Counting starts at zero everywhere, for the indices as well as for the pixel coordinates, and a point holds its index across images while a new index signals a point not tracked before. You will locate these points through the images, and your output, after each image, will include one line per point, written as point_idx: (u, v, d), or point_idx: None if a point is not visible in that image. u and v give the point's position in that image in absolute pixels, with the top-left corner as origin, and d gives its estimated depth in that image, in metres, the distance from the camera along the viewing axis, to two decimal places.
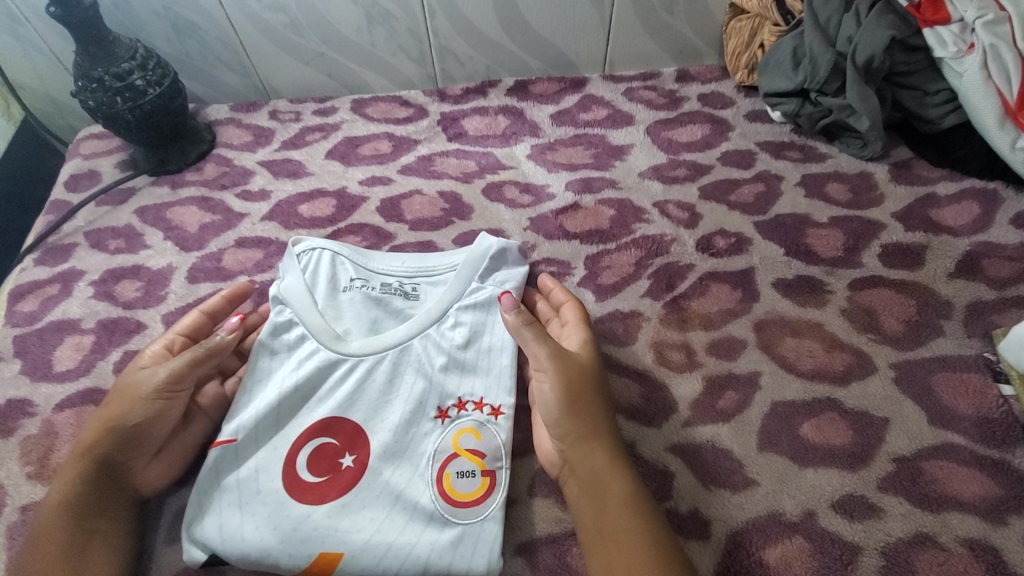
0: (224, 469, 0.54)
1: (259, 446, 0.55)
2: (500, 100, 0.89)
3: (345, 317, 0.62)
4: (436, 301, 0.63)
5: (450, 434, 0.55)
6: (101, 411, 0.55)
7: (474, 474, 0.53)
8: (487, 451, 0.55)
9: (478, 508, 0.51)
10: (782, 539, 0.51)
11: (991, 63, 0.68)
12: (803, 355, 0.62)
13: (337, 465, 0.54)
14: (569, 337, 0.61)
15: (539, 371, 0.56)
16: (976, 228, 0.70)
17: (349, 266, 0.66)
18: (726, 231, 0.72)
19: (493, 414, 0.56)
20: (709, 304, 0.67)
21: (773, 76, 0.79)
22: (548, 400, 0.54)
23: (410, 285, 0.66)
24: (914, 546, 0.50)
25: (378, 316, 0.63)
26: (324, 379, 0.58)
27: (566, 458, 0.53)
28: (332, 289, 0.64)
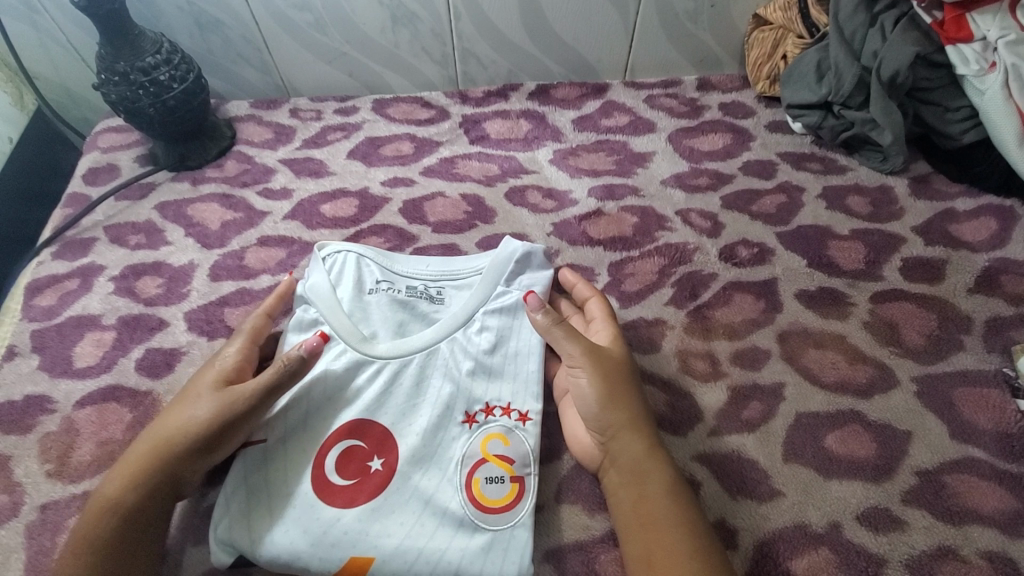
0: (253, 471, 0.54)
1: (288, 447, 0.55)
2: (522, 104, 0.89)
3: (373, 319, 0.62)
4: (463, 305, 0.62)
5: (478, 439, 0.55)
6: (169, 413, 0.55)
7: (503, 480, 0.53)
8: (515, 456, 0.54)
9: (509, 515, 0.51)
10: (808, 550, 0.52)
11: (1012, 82, 0.69)
12: (826, 366, 0.63)
13: (366, 469, 0.54)
14: (598, 332, 0.62)
15: (574, 367, 0.57)
16: (994, 244, 0.71)
17: (373, 269, 0.66)
18: (749, 241, 0.73)
19: (521, 419, 0.56)
20: (732, 313, 0.67)
21: (796, 88, 0.79)
22: (585, 394, 0.55)
23: (435, 288, 0.66)
24: (937, 559, 0.51)
25: (404, 319, 0.63)
26: (351, 381, 0.58)
27: (606, 450, 0.54)
28: (357, 290, 0.64)
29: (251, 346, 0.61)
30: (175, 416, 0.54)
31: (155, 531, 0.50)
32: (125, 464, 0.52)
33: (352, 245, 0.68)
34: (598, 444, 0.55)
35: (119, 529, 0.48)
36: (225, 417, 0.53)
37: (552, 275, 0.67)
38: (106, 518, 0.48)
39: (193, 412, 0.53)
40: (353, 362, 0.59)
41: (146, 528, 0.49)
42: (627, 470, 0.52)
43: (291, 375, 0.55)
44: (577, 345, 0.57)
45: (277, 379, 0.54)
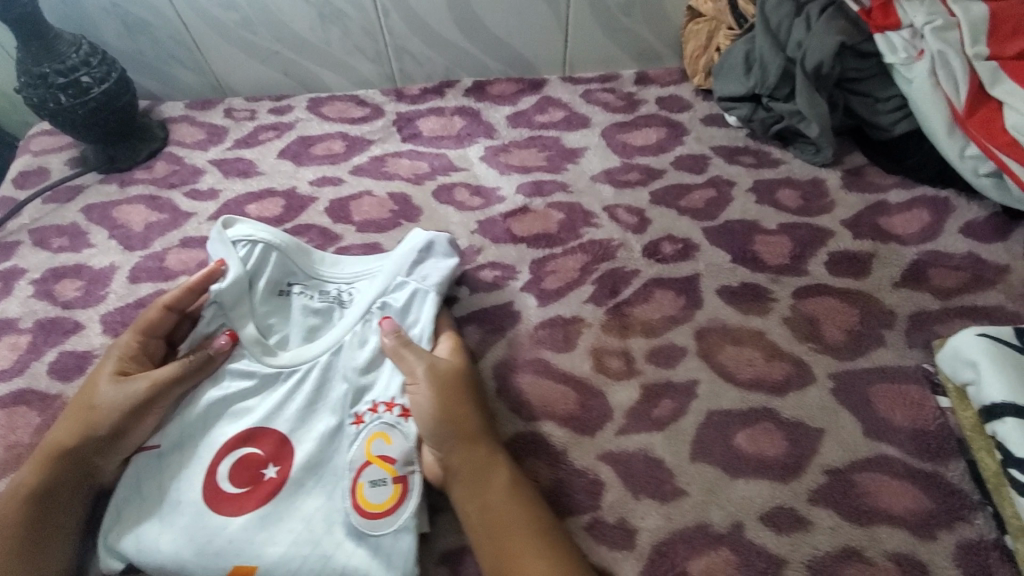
0: (148, 476, 0.54)
1: (183, 453, 0.55)
2: (457, 101, 0.87)
3: (285, 326, 0.62)
4: (366, 297, 0.62)
5: (362, 442, 0.54)
6: (71, 409, 0.56)
7: (385, 483, 0.52)
8: (397, 456, 0.53)
9: (391, 519, 0.50)
10: (708, 550, 0.51)
11: (939, 70, 0.67)
12: (742, 364, 0.62)
13: (259, 476, 0.53)
14: (440, 344, 0.60)
15: (414, 382, 0.55)
16: (924, 237, 0.70)
17: (285, 267, 0.64)
18: (674, 237, 0.71)
19: (403, 415, 0.55)
20: (652, 310, 0.66)
21: (726, 81, 0.78)
22: (422, 408, 0.54)
23: (348, 289, 0.65)
24: (839, 560, 0.50)
25: (315, 323, 0.62)
26: (246, 387, 0.57)
27: (446, 464, 0.52)
28: (268, 291, 0.63)
29: (151, 337, 0.61)
30: (80, 409, 0.55)
31: (70, 519, 0.52)
32: (35, 458, 0.53)
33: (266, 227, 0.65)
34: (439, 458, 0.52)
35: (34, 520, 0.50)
36: (127, 410, 0.54)
37: (456, 262, 0.65)
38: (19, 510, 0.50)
39: (96, 405, 0.55)
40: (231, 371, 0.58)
41: (59, 518, 0.51)
42: (471, 477, 0.50)
43: (199, 362, 0.57)
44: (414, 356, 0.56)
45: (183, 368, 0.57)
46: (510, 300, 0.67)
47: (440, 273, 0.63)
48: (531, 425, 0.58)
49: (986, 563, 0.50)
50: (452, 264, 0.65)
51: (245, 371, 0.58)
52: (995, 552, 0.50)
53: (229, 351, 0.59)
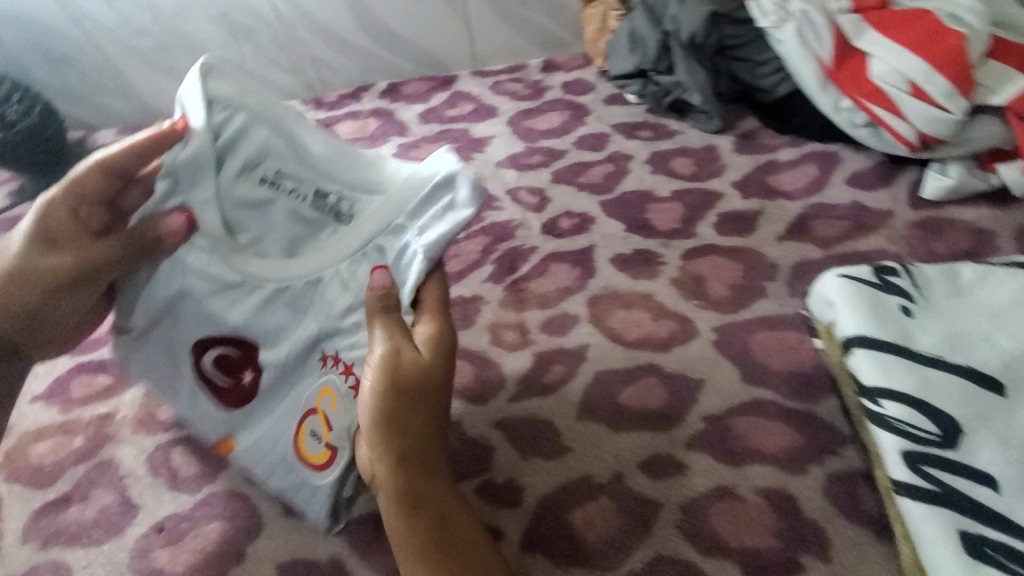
0: (144, 347, 0.60)
1: (150, 344, 0.59)
2: (372, 103, 0.90)
3: (263, 227, 0.56)
4: (377, 225, 0.54)
5: (315, 391, 0.55)
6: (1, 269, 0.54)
7: (321, 441, 0.53)
8: (336, 424, 0.53)
9: (318, 477, 0.53)
10: (588, 500, 0.54)
11: (805, 29, 0.70)
12: (630, 326, 0.65)
13: (237, 379, 0.57)
14: (420, 323, 0.52)
15: (367, 370, 0.49)
16: (810, 191, 0.72)
17: (297, 161, 0.55)
18: (571, 212, 0.75)
19: (354, 386, 0.53)
20: (547, 283, 0.69)
21: (616, 59, 0.82)
22: (365, 400, 0.48)
23: (344, 197, 0.56)
24: (712, 500, 0.53)
25: (298, 235, 0.57)
26: (212, 287, 0.56)
27: (372, 459, 0.46)
28: (242, 176, 0.55)
29: (80, 200, 0.55)
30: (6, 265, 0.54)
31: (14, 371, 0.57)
32: None
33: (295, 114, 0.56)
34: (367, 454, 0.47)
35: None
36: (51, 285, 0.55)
37: (472, 211, 0.52)
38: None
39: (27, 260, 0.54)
40: (200, 270, 0.56)
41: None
42: (397, 488, 0.44)
43: (135, 246, 0.55)
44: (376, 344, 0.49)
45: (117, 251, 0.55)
46: None
47: (439, 234, 0.51)
48: None
49: (852, 492, 0.52)
50: (467, 212, 0.52)
51: (206, 272, 0.56)
52: (861, 481, 0.52)
53: (186, 234, 0.55)
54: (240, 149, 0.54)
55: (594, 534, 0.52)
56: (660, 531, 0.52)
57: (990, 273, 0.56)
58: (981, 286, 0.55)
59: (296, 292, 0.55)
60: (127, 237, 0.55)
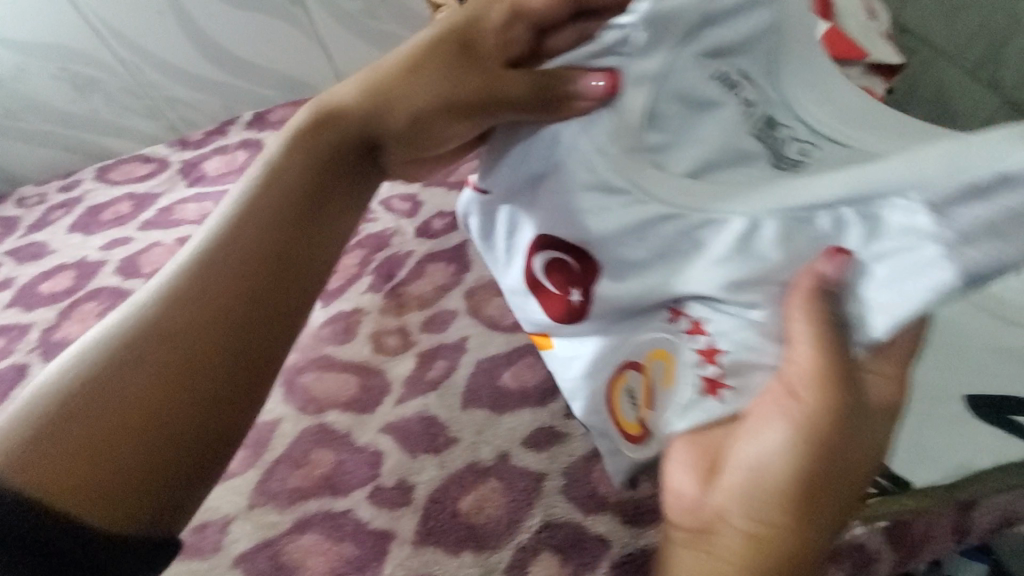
0: (519, 222, 0.51)
1: (541, 194, 0.47)
2: (239, 136, 0.91)
3: (681, 144, 0.44)
4: (861, 176, 0.35)
5: (660, 345, 0.43)
6: (373, 92, 0.48)
7: (637, 407, 0.46)
8: (659, 395, 0.42)
9: (625, 443, 0.47)
10: (477, 485, 0.56)
11: None
12: (506, 311, 0.67)
13: (564, 292, 0.49)
14: (875, 377, 0.35)
15: (784, 427, 0.34)
16: None
17: (803, 81, 0.48)
18: (444, 211, 0.76)
19: (693, 331, 0.40)
20: (424, 284, 0.70)
21: None
22: (774, 440, 0.34)
23: (799, 141, 0.46)
24: (592, 460, 0.56)
25: (705, 156, 0.43)
26: (617, 199, 0.43)
27: (720, 508, 0.35)
28: (710, 74, 0.45)
29: (443, 43, 0.47)
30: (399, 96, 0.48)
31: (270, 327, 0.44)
32: (267, 175, 0.48)
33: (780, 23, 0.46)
34: (732, 518, 0.35)
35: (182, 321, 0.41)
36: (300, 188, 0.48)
37: None
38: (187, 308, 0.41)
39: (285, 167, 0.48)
40: (589, 154, 0.43)
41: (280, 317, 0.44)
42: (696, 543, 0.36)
43: (544, 94, 0.43)
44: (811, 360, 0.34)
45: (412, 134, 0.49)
46: None
47: None
48: (316, 418, 0.62)
49: None
50: None
51: (588, 172, 0.43)
52: None
53: (602, 101, 0.43)
54: (730, 25, 0.45)
55: (483, 518, 0.54)
56: (546, 500, 0.54)
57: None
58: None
59: (692, 226, 0.41)
60: (538, 79, 0.43)
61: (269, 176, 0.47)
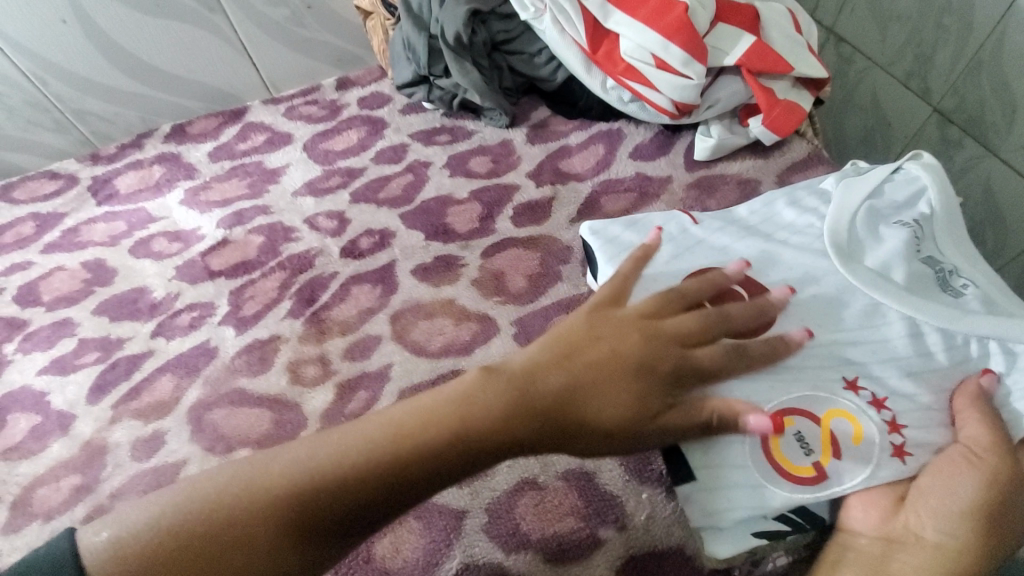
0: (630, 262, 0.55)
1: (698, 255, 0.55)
2: (156, 149, 0.85)
3: (874, 248, 0.53)
4: (959, 293, 0.51)
5: (834, 406, 0.45)
6: (573, 347, 0.44)
7: (812, 453, 0.44)
8: (844, 453, 0.43)
9: (794, 487, 0.43)
10: (395, 526, 0.53)
11: (558, 17, 0.71)
12: (433, 335, 0.63)
13: None
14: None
15: (967, 488, 0.41)
16: (598, 169, 0.74)
17: (957, 242, 0.54)
18: (371, 230, 0.73)
19: (876, 406, 0.45)
20: (349, 308, 0.66)
21: (398, 69, 0.81)
22: (964, 492, 0.41)
23: (964, 284, 0.51)
24: (515, 495, 0.53)
25: (852, 251, 0.52)
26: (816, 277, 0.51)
27: (913, 527, 0.41)
28: (869, 220, 0.55)
29: (667, 344, 0.44)
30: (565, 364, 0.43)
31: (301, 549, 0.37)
32: (455, 402, 0.42)
33: (945, 185, 0.57)
34: (922, 532, 0.40)
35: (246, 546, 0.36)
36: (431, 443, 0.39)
37: None
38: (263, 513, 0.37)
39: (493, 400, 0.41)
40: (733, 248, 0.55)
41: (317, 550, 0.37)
42: (874, 565, 0.40)
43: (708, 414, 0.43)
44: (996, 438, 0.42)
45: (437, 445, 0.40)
46: (207, 338, 0.66)
47: None
48: (223, 458, 0.56)
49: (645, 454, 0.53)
50: None
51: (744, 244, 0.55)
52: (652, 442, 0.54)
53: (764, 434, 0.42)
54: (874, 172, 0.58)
55: (399, 562, 0.51)
56: (466, 539, 0.51)
57: (761, 207, 0.59)
58: (757, 219, 0.58)
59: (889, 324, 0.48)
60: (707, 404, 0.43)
61: (477, 389, 0.42)
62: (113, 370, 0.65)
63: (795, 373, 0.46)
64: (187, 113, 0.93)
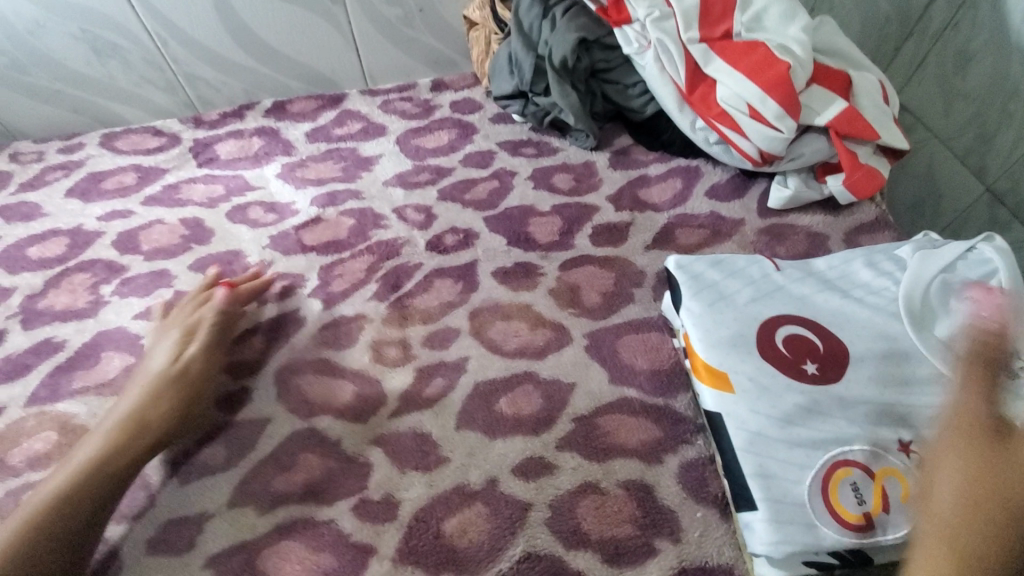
0: (707, 296, 0.59)
1: (773, 300, 0.59)
2: (257, 122, 0.90)
3: (945, 316, 0.56)
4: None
5: (884, 461, 0.49)
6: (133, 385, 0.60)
7: (865, 502, 0.47)
8: (892, 508, 0.47)
9: (841, 529, 0.47)
10: (461, 508, 0.56)
11: (661, 56, 0.75)
12: (509, 335, 0.67)
13: (801, 368, 0.53)
14: None
15: None
16: (675, 202, 0.78)
17: None
18: (456, 228, 0.77)
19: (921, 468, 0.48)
20: (430, 298, 0.70)
21: (498, 80, 0.86)
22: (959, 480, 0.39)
23: None
24: (578, 496, 0.56)
25: (920, 315, 0.57)
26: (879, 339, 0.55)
27: None
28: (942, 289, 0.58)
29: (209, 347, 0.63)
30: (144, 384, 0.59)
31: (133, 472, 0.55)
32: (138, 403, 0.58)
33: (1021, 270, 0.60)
34: None
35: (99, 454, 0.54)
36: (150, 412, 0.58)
37: None
38: (107, 430, 0.56)
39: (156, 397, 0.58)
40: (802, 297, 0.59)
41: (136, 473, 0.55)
42: None
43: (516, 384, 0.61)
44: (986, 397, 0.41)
45: (217, 338, 0.64)
46: (296, 307, 0.70)
47: None
48: (307, 422, 0.61)
49: (702, 476, 0.57)
50: None
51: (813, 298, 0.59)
52: (709, 466, 0.57)
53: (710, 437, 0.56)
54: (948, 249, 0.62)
55: (465, 542, 0.54)
56: (529, 530, 0.54)
57: (839, 262, 0.63)
58: (834, 274, 0.62)
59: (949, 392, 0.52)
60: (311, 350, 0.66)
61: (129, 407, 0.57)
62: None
63: (859, 427, 0.50)
64: (288, 92, 0.98)
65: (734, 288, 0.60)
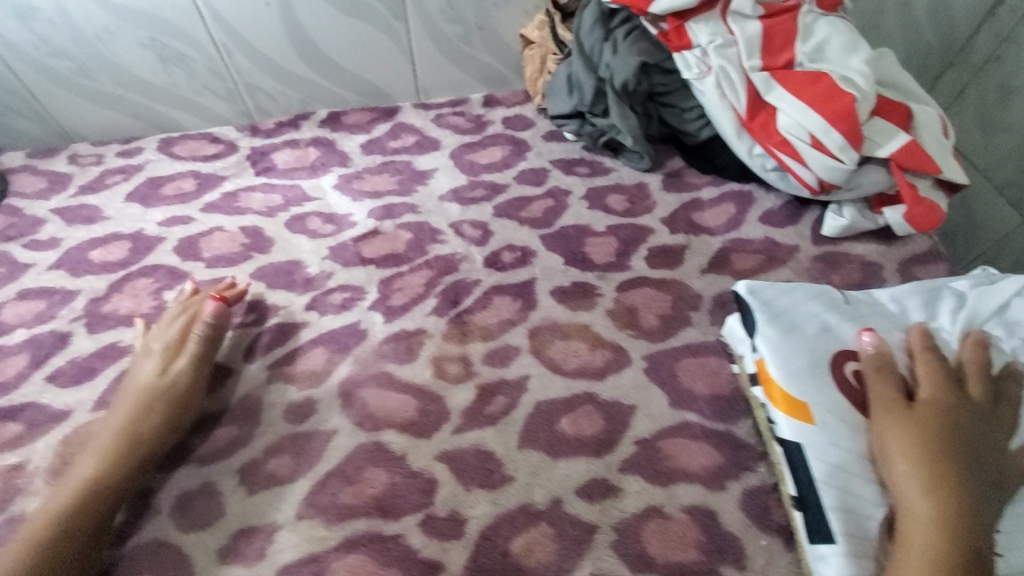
0: (781, 323, 0.60)
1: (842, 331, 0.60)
2: (312, 132, 0.92)
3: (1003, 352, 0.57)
4: None
5: None
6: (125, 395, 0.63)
7: None
8: None
9: None
10: (527, 527, 0.56)
11: (723, 83, 0.76)
12: (568, 355, 0.68)
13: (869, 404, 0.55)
14: None
15: None
16: (730, 227, 0.79)
17: None
18: (513, 246, 0.78)
19: None
20: (490, 316, 0.71)
21: (556, 100, 0.87)
22: (885, 442, 0.51)
23: None
24: (642, 519, 0.57)
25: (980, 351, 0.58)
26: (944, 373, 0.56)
27: None
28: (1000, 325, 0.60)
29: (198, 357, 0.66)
30: (131, 397, 0.62)
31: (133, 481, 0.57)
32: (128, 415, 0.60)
33: None
34: None
35: (95, 469, 0.57)
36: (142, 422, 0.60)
37: None
38: (102, 444, 0.58)
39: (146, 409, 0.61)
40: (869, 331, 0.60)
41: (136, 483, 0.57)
42: None
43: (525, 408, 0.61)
44: (874, 382, 0.55)
45: (204, 348, 0.66)
46: (358, 320, 0.71)
47: None
48: (372, 436, 0.62)
49: (765, 503, 0.57)
50: None
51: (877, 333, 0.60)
52: (773, 494, 0.58)
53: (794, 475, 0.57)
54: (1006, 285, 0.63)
55: (533, 561, 0.54)
56: (596, 552, 0.55)
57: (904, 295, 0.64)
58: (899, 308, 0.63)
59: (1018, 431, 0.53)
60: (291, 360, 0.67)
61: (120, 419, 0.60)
62: (266, 335, 0.70)
63: None
64: (342, 103, 0.99)
65: (805, 317, 0.61)
